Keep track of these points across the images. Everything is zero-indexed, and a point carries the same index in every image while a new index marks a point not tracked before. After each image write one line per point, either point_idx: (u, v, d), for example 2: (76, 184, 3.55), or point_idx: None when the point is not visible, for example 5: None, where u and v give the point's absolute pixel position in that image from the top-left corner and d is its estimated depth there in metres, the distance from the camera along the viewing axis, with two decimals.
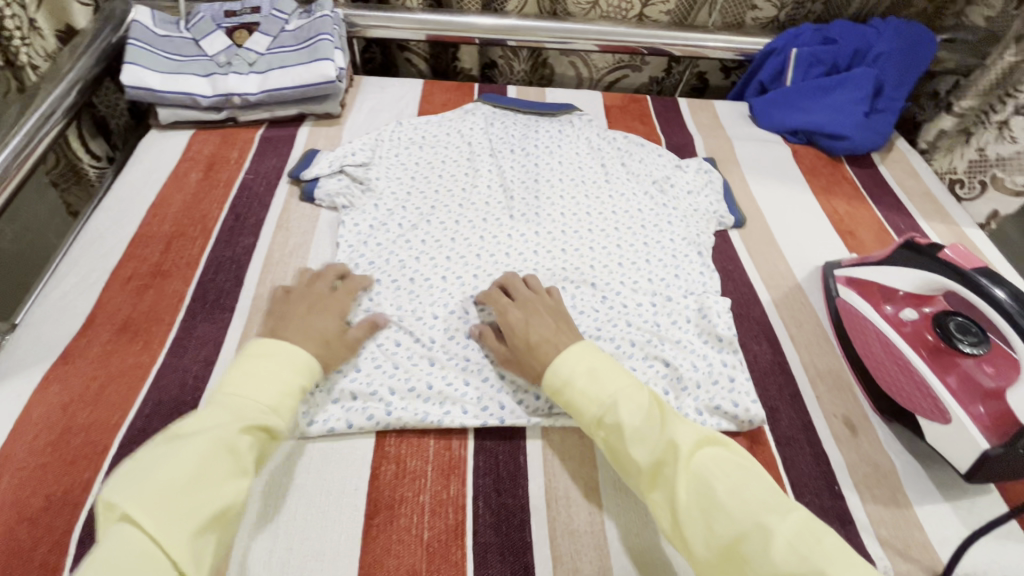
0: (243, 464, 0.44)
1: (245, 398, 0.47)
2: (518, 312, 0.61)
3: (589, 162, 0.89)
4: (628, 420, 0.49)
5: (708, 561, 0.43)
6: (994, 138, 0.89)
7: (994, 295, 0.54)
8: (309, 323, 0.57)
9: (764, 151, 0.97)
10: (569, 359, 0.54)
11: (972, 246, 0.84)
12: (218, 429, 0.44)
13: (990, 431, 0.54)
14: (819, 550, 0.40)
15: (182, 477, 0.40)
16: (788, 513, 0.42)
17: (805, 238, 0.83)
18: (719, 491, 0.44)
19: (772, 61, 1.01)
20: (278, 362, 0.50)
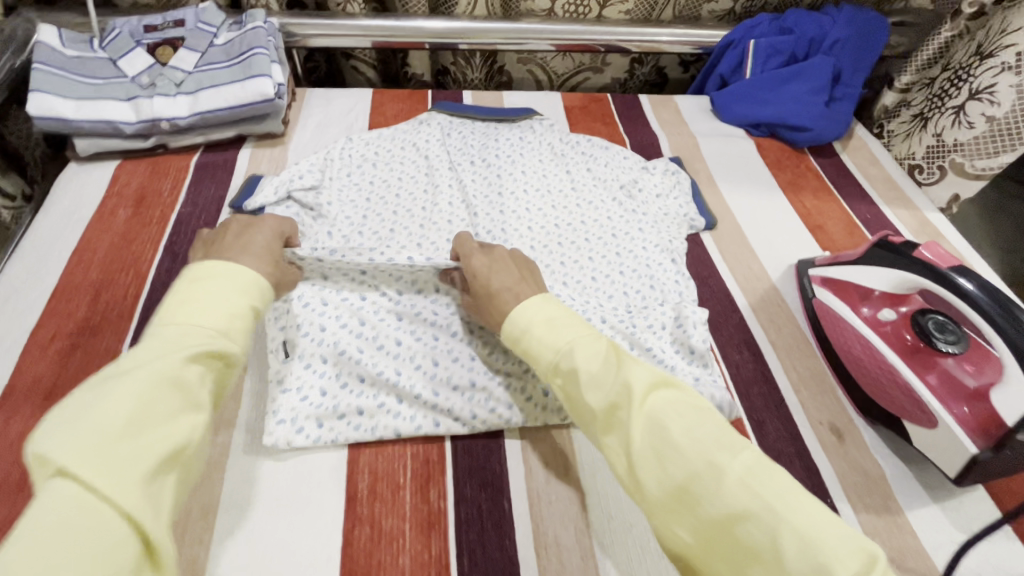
0: (195, 399, 0.38)
1: (188, 327, 0.42)
2: (480, 257, 0.59)
3: (553, 169, 0.85)
4: (583, 365, 0.47)
5: (660, 501, 0.40)
6: (950, 123, 0.89)
7: (960, 286, 0.54)
8: (245, 244, 0.53)
9: (729, 147, 0.95)
10: (530, 308, 0.53)
11: (935, 231, 0.85)
12: (159, 362, 0.38)
13: (977, 433, 0.53)
14: (770, 486, 0.37)
15: (120, 413, 0.34)
16: (742, 450, 0.39)
17: (776, 235, 0.82)
18: (671, 430, 0.41)
19: (730, 53, 1.00)
20: (224, 281, 0.46)
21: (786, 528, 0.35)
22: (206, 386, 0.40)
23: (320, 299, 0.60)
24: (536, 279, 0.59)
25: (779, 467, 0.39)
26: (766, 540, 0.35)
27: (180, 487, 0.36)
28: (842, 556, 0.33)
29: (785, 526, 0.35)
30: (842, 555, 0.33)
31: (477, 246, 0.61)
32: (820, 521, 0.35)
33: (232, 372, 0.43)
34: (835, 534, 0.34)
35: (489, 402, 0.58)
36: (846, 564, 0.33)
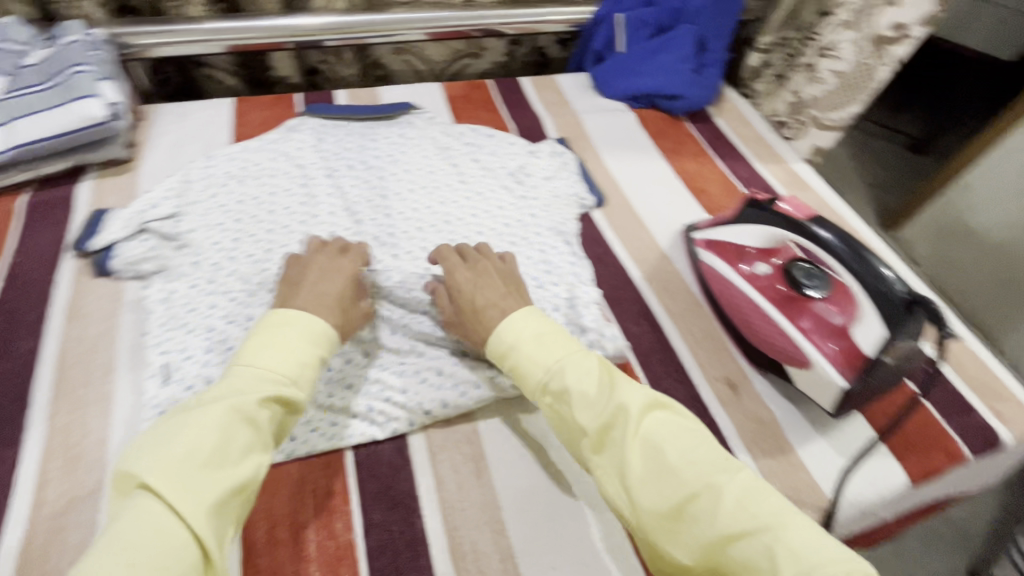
0: (261, 439, 0.44)
1: (261, 370, 0.47)
2: (466, 275, 0.60)
3: (438, 163, 0.82)
4: (573, 383, 0.49)
5: (655, 518, 0.43)
6: (805, 80, 0.95)
7: (820, 237, 0.58)
8: (319, 291, 0.55)
9: (612, 122, 0.97)
10: (515, 327, 0.54)
11: (802, 182, 0.92)
12: (238, 401, 0.44)
13: (846, 368, 0.57)
14: (765, 507, 0.41)
15: (204, 448, 0.40)
16: (736, 472, 0.43)
17: (663, 204, 0.84)
18: (668, 454, 0.44)
19: (602, 30, 1.01)
20: (298, 329, 0.50)
21: (779, 544, 0.39)
22: (271, 426, 0.46)
23: (202, 347, 0.58)
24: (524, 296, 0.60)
25: (770, 490, 0.43)
26: (763, 557, 0.39)
27: (241, 514, 0.42)
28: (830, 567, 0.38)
29: (783, 544, 0.39)
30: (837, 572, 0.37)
31: (460, 260, 0.62)
32: (813, 539, 0.39)
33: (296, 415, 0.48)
34: (825, 548, 0.39)
35: (388, 417, 0.56)
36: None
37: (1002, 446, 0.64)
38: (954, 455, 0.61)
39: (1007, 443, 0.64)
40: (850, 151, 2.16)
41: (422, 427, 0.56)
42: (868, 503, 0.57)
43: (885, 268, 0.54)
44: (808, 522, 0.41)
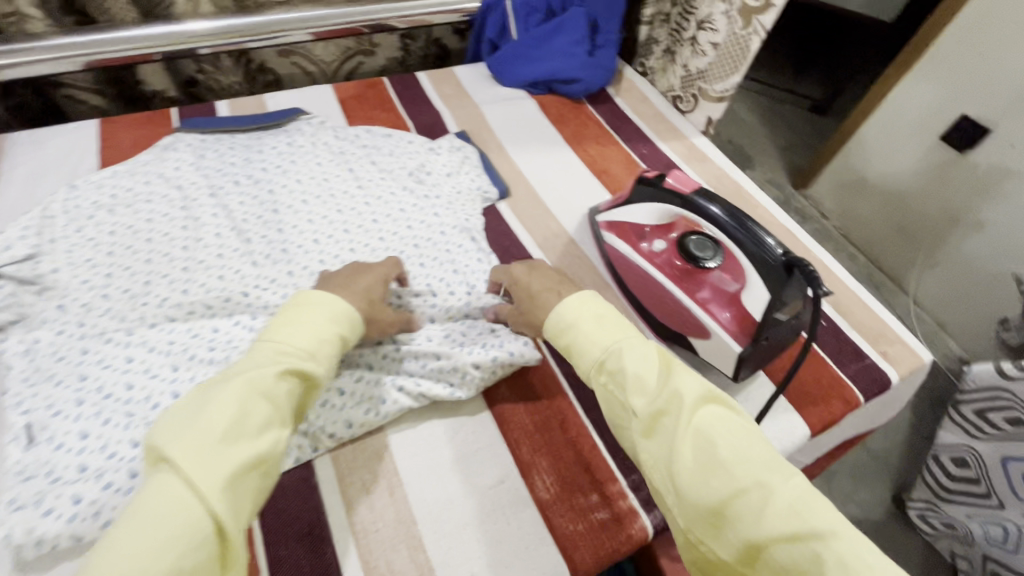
0: (282, 415, 0.42)
1: (285, 346, 0.45)
2: (522, 269, 0.63)
3: (333, 170, 0.79)
4: (629, 365, 0.47)
5: (698, 512, 0.40)
6: (690, 53, 0.98)
7: (711, 212, 0.59)
8: (352, 282, 0.56)
9: (513, 111, 0.96)
10: (575, 307, 0.54)
11: (700, 154, 0.95)
12: (257, 373, 0.41)
13: (739, 333, 0.59)
14: (823, 514, 0.37)
15: (224, 421, 0.38)
16: (792, 474, 0.40)
17: (568, 189, 0.85)
18: (719, 449, 0.41)
19: (493, 17, 1.00)
20: (321, 308, 0.49)
21: (830, 554, 0.35)
22: (290, 402, 0.43)
23: (73, 399, 0.53)
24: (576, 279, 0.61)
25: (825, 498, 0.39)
26: (811, 563, 0.36)
27: (258, 491, 0.39)
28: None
29: (834, 554, 0.35)
30: None
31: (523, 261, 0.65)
32: (869, 553, 0.36)
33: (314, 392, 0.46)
34: (881, 564, 0.35)
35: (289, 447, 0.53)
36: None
37: (890, 386, 0.69)
38: (849, 400, 0.66)
39: (894, 383, 0.70)
40: (761, 117, 2.27)
41: (327, 451, 0.54)
42: None
43: (768, 236, 0.56)
44: (866, 542, 0.36)
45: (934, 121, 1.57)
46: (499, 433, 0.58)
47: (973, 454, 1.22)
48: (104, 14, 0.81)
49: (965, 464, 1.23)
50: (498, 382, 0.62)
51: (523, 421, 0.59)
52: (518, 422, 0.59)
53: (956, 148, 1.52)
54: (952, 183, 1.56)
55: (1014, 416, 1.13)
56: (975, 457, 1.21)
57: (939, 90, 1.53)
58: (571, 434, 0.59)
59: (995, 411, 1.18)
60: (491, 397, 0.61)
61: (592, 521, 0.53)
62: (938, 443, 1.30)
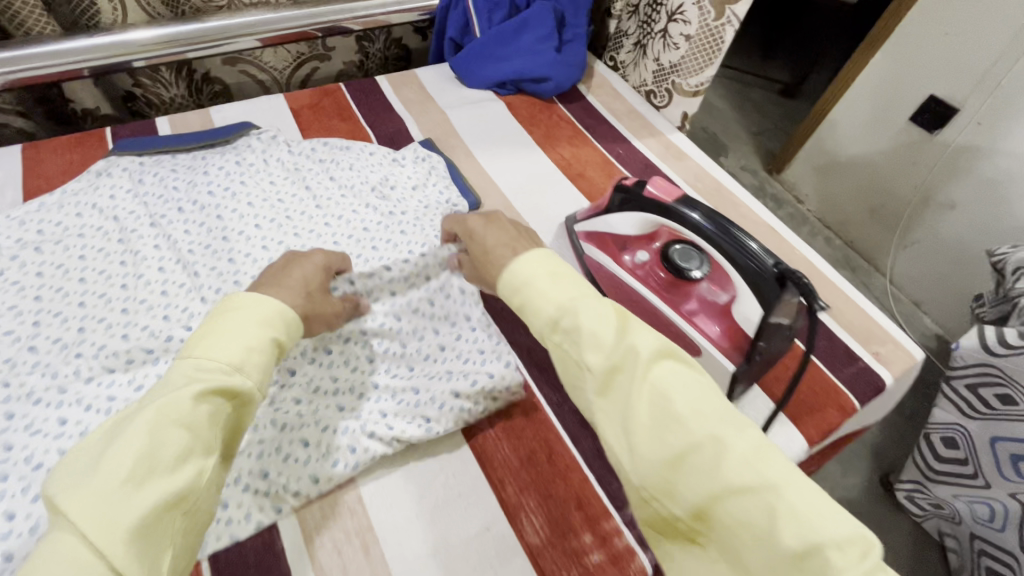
0: (204, 442, 0.37)
1: (206, 357, 0.40)
2: (479, 220, 0.57)
3: (288, 190, 0.73)
4: (585, 323, 0.42)
5: (648, 465, 0.37)
6: (662, 47, 0.94)
7: (690, 219, 0.56)
8: (284, 275, 0.50)
9: (480, 114, 0.91)
10: (529, 263, 0.48)
11: (677, 151, 0.91)
12: (168, 400, 0.36)
13: (732, 350, 0.57)
14: (777, 467, 0.35)
15: (127, 460, 0.33)
16: (746, 428, 0.37)
17: (543, 196, 0.80)
18: (675, 402, 0.38)
19: (454, 14, 0.94)
20: (246, 312, 0.43)
21: (782, 505, 0.33)
22: (216, 426, 0.38)
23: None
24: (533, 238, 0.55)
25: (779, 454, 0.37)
26: (762, 516, 0.34)
27: (185, 527, 0.36)
28: (837, 537, 0.32)
29: (785, 504, 0.33)
30: (839, 541, 0.32)
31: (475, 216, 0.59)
32: (821, 504, 0.34)
33: (249, 408, 0.41)
34: (832, 513, 0.33)
35: (251, 512, 0.48)
36: (841, 549, 0.32)
37: (885, 388, 0.67)
38: (845, 407, 0.63)
39: (889, 384, 0.68)
40: (732, 103, 2.26)
41: (293, 510, 0.49)
42: None
43: (751, 241, 0.53)
44: (822, 494, 0.34)
45: (904, 102, 1.56)
46: (481, 473, 0.54)
47: (962, 433, 1.21)
48: (20, 28, 0.72)
49: (954, 444, 1.24)
50: (478, 416, 0.58)
51: (505, 457, 0.55)
52: (500, 460, 0.55)
53: (926, 128, 1.52)
54: (924, 163, 1.56)
55: (1005, 394, 1.10)
56: (963, 436, 1.21)
57: (908, 71, 1.53)
58: (559, 468, 0.55)
59: (986, 386, 1.14)
60: (471, 433, 0.57)
61: (586, 565, 0.49)
62: (932, 422, 1.28)
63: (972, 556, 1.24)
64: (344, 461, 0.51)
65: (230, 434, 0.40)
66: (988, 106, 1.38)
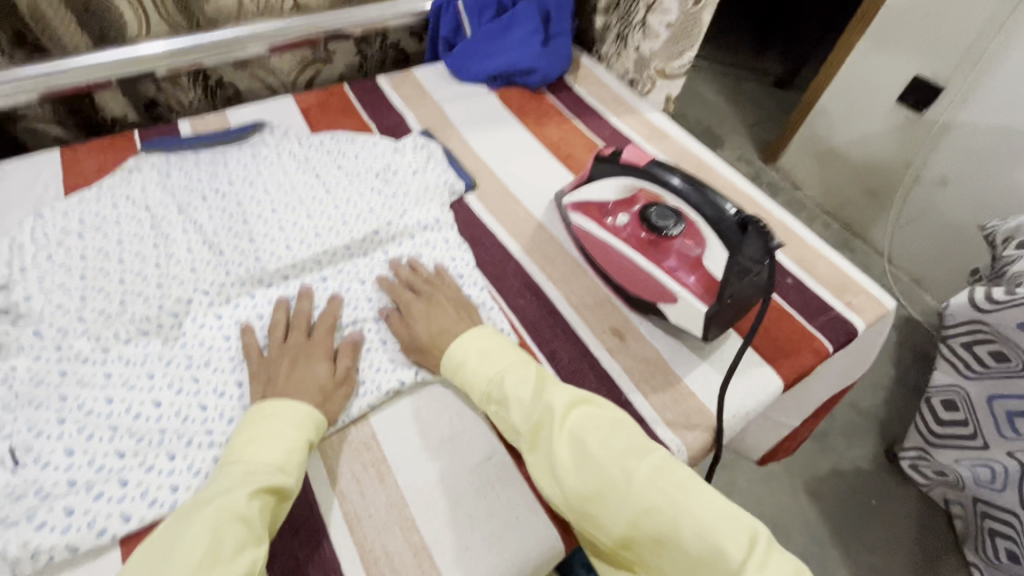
0: (257, 532, 0.44)
1: (252, 462, 0.48)
2: (419, 304, 0.63)
3: (301, 178, 0.80)
4: (512, 392, 0.54)
5: (578, 497, 0.48)
6: (642, 36, 1.00)
7: (672, 183, 0.61)
8: (298, 378, 0.56)
9: (473, 106, 0.98)
10: (462, 346, 0.58)
11: (660, 132, 0.97)
12: (228, 499, 0.44)
13: (706, 294, 0.61)
14: (675, 483, 0.46)
15: (197, 551, 0.40)
16: (647, 455, 0.48)
17: (534, 176, 0.86)
18: (589, 446, 0.49)
19: (445, 18, 1.04)
20: (282, 417, 0.51)
21: (683, 515, 0.44)
22: (265, 519, 0.45)
23: (54, 419, 0.53)
24: (470, 313, 0.63)
25: (679, 466, 0.48)
26: (668, 528, 0.44)
27: None
28: (731, 533, 0.43)
29: (683, 514, 0.44)
30: (730, 535, 0.43)
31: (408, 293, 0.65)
32: (712, 509, 0.44)
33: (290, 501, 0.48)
34: (723, 515, 0.44)
35: None
36: (735, 541, 0.42)
37: (858, 334, 0.72)
38: (819, 351, 0.68)
39: (861, 331, 0.72)
40: (727, 97, 2.32)
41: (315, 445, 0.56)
42: (746, 413, 0.63)
43: (728, 204, 0.58)
44: (714, 496, 0.45)
45: (890, 84, 1.61)
46: (481, 415, 0.59)
47: (962, 395, 1.25)
48: (33, 14, 0.77)
49: (954, 406, 1.27)
50: None
51: None
52: None
53: (914, 108, 1.57)
54: (913, 142, 1.61)
55: (997, 350, 1.14)
56: (963, 398, 1.25)
57: (891, 52, 1.58)
58: None
59: (979, 344, 1.18)
60: None
61: None
62: (933, 386, 1.32)
63: (977, 520, 1.26)
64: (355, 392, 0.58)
65: (274, 528, 0.47)
66: (971, 81, 1.43)
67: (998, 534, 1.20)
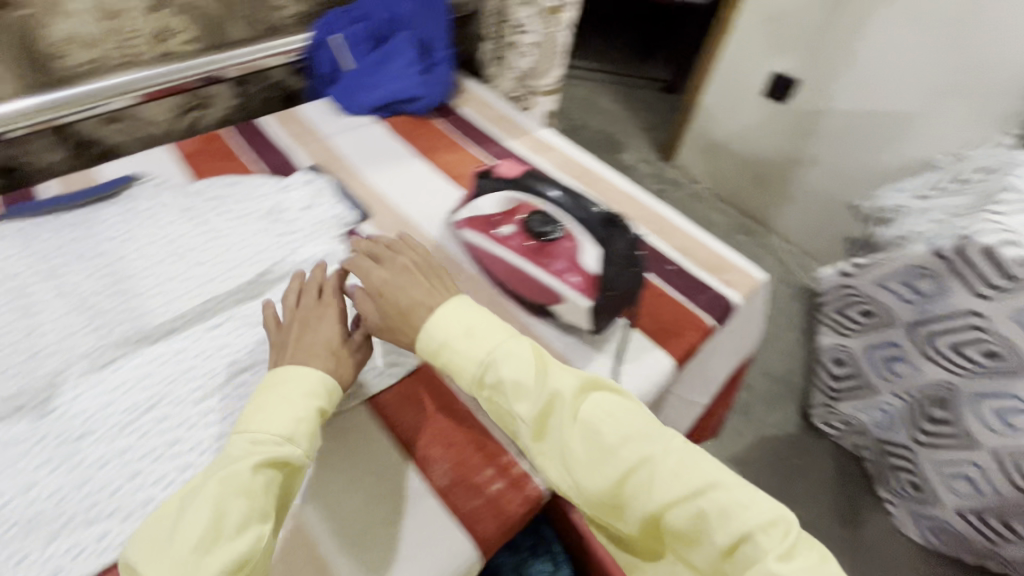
0: (261, 508, 0.47)
1: (260, 432, 0.50)
2: (383, 278, 0.61)
3: (183, 227, 0.77)
4: (507, 375, 0.53)
5: (598, 490, 0.50)
6: (516, 56, 1.06)
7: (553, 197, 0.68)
8: (311, 340, 0.59)
9: (362, 137, 0.99)
10: (442, 324, 0.56)
11: (546, 144, 1.03)
12: (232, 473, 0.47)
13: (589, 290, 0.65)
14: (700, 473, 0.48)
15: (200, 526, 0.44)
16: (669, 443, 0.50)
17: (428, 198, 0.89)
18: (604, 436, 0.50)
19: (324, 54, 1.06)
20: (290, 384, 0.53)
21: (709, 505, 0.47)
22: (271, 490, 0.48)
23: None
24: (447, 281, 0.62)
25: (703, 453, 0.50)
26: (694, 517, 0.47)
27: None
28: (759, 523, 0.46)
29: (710, 504, 0.47)
30: (759, 524, 0.46)
31: (371, 263, 0.63)
32: (741, 498, 0.47)
33: (300, 471, 0.51)
34: (751, 505, 0.47)
35: None
36: (764, 532, 0.45)
37: (735, 307, 0.79)
38: (702, 327, 0.75)
39: (738, 304, 0.80)
40: (623, 105, 2.47)
41: None
42: (642, 395, 0.67)
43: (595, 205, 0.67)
44: (743, 488, 0.48)
45: (754, 81, 1.79)
46: (388, 438, 0.60)
47: (846, 350, 1.39)
48: None
49: (842, 361, 1.41)
50: (378, 391, 0.63)
51: (410, 421, 0.61)
52: (406, 420, 0.61)
53: (778, 99, 1.75)
54: (783, 129, 1.79)
55: (865, 309, 1.32)
56: (848, 354, 1.38)
57: (752, 52, 1.76)
58: (458, 417, 0.62)
59: (851, 308, 1.35)
60: (377, 404, 0.62)
61: (488, 496, 0.56)
62: (821, 348, 1.45)
63: (881, 459, 1.40)
64: None
65: (285, 494, 0.50)
66: (819, 72, 1.63)
67: (901, 469, 1.33)
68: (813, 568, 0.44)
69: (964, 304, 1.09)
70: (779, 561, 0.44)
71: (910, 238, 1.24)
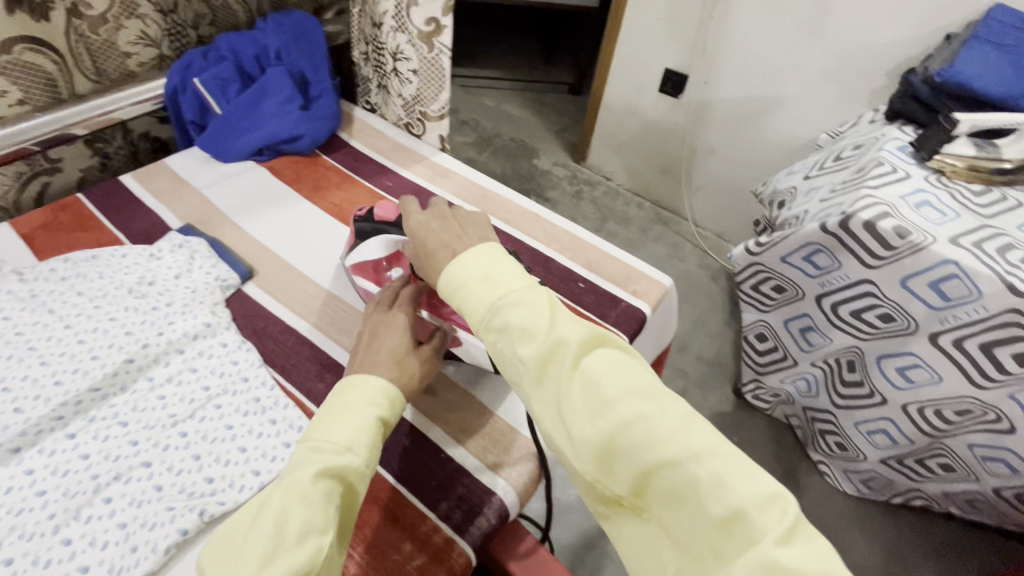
0: (324, 521, 0.42)
1: (321, 439, 0.46)
2: (415, 222, 0.59)
3: (27, 318, 0.67)
4: (515, 320, 0.46)
5: (588, 443, 0.41)
6: (400, 83, 1.02)
7: None
8: (380, 348, 0.57)
9: (241, 186, 0.91)
10: (464, 264, 0.51)
11: (445, 170, 1.00)
12: (293, 481, 0.43)
13: None
14: (699, 436, 0.39)
15: (264, 539, 0.40)
16: (672, 401, 0.42)
17: (320, 246, 0.83)
18: (603, 387, 0.42)
19: (185, 98, 0.96)
20: (358, 390, 0.51)
21: (704, 472, 0.38)
22: (334, 502, 0.43)
23: None
24: (478, 227, 0.57)
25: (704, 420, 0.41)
26: (689, 484, 0.38)
27: None
28: (757, 498, 0.37)
29: (704, 469, 0.38)
30: (755, 497, 0.37)
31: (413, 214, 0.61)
32: (741, 468, 0.38)
33: (360, 486, 0.46)
34: (751, 476, 0.38)
35: None
36: (763, 510, 0.36)
37: (646, 317, 0.79)
38: None
39: (649, 314, 0.80)
40: (533, 111, 2.49)
41: None
42: None
43: None
44: (743, 457, 0.39)
45: (648, 79, 1.85)
46: None
47: (766, 325, 1.45)
48: None
49: (764, 337, 1.46)
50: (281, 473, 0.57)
51: None
52: None
53: (672, 94, 1.82)
54: (683, 122, 1.85)
55: (775, 284, 1.37)
56: (769, 328, 1.44)
57: (643, 52, 1.81)
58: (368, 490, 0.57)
59: (764, 283, 1.39)
60: None
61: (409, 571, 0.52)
62: (745, 326, 1.50)
63: (808, 424, 1.46)
64: (125, 565, 0.50)
65: (353, 503, 0.46)
66: (706, 67, 1.70)
67: (827, 432, 1.40)
68: (821, 553, 0.35)
69: (858, 274, 1.16)
70: (779, 546, 0.34)
71: (801, 216, 1.32)
